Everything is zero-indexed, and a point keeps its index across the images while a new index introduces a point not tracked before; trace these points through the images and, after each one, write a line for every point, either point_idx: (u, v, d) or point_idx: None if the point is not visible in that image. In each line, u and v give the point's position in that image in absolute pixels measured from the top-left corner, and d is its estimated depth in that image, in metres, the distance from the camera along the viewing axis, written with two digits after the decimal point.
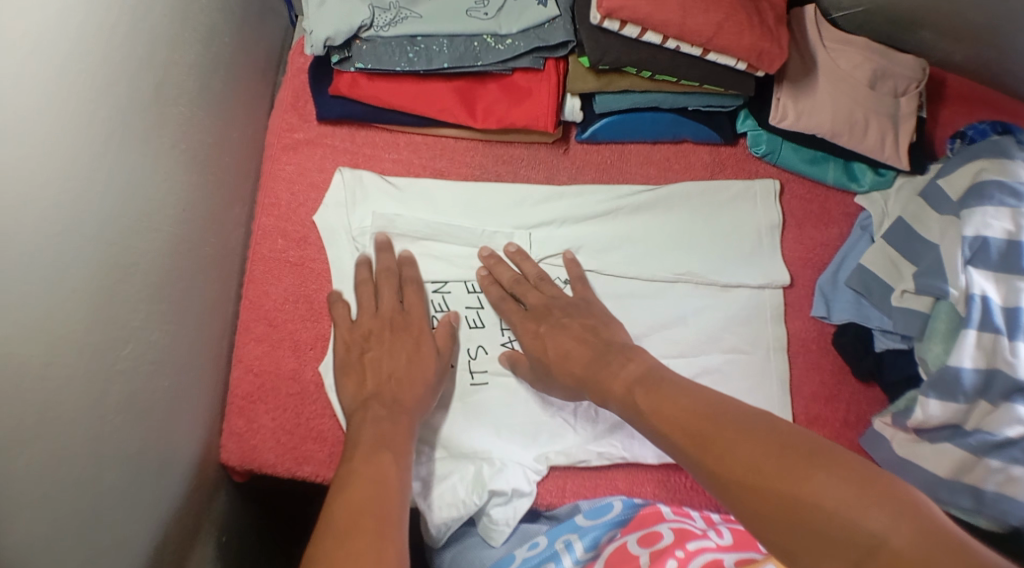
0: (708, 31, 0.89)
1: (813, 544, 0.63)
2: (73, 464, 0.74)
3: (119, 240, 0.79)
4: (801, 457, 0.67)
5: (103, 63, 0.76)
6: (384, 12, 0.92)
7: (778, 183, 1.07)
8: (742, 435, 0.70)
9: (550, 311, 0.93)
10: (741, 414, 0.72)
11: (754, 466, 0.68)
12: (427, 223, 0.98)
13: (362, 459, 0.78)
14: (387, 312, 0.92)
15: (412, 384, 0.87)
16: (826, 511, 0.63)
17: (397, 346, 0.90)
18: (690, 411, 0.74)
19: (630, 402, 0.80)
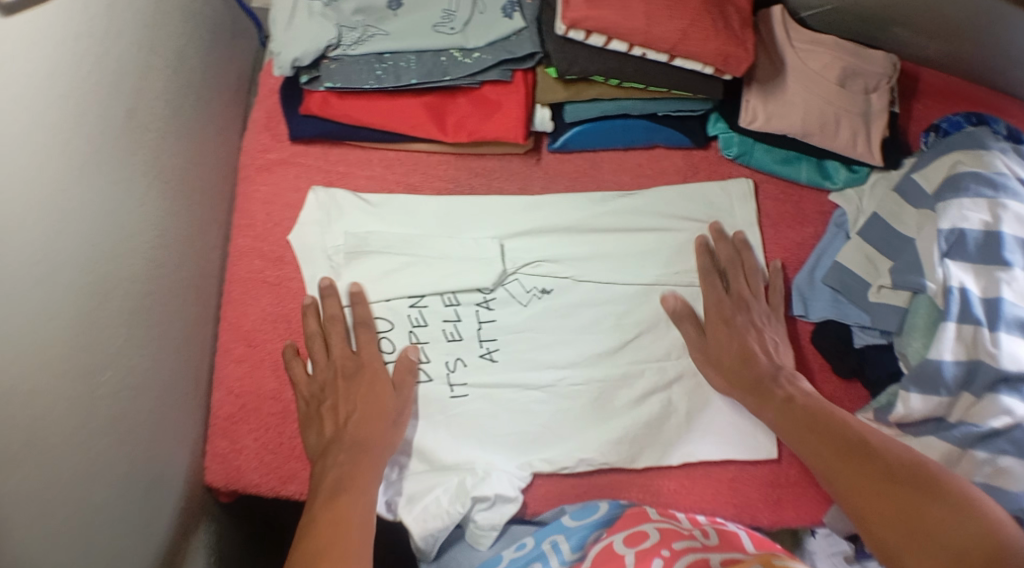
0: (673, 37, 0.90)
1: (915, 544, 0.76)
2: (55, 493, 0.74)
3: (96, 267, 0.80)
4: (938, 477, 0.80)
5: (74, 95, 0.77)
6: (350, 31, 0.93)
7: (752, 182, 1.07)
8: (889, 452, 0.83)
9: (732, 319, 0.99)
10: (881, 438, 0.85)
11: (890, 478, 0.81)
12: (400, 239, 0.99)
13: (322, 505, 0.82)
14: (337, 362, 0.94)
15: (372, 423, 0.90)
16: (947, 516, 0.76)
17: (352, 390, 0.92)
18: (838, 430, 0.87)
19: (789, 414, 0.91)
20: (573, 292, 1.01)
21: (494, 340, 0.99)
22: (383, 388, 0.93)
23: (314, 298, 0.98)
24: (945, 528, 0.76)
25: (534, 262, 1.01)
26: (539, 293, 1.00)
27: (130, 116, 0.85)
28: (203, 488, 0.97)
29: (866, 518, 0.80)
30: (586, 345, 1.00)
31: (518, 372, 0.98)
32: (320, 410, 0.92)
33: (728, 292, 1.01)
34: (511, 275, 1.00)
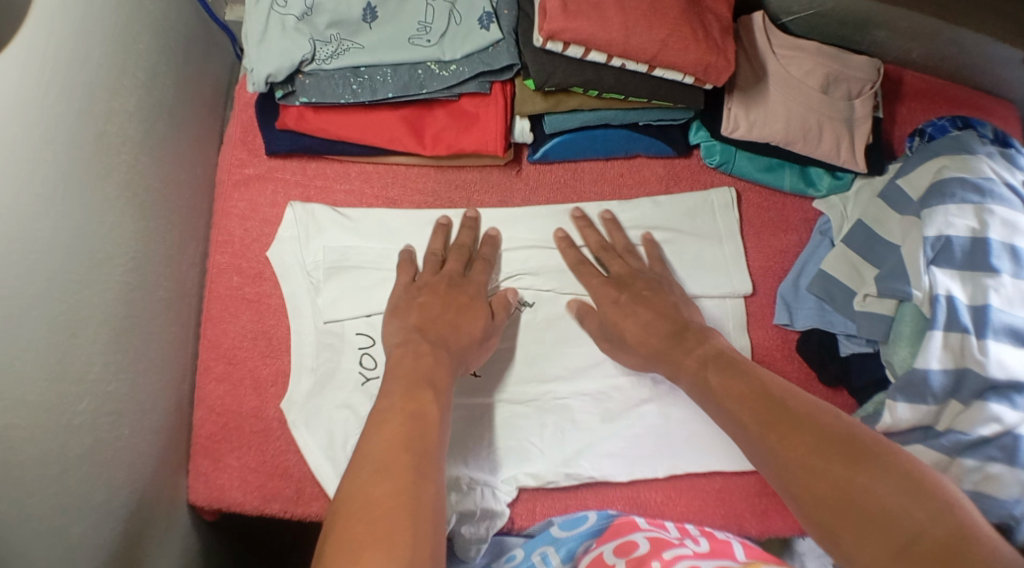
0: (652, 48, 0.89)
1: (852, 524, 0.72)
2: (30, 524, 0.73)
3: (68, 294, 0.78)
4: (870, 451, 0.75)
5: (41, 121, 0.76)
6: (324, 45, 0.91)
7: (734, 191, 1.06)
8: (816, 424, 0.78)
9: (632, 281, 0.97)
10: (805, 408, 0.80)
11: (820, 454, 0.75)
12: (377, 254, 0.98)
13: (405, 396, 0.81)
14: (450, 273, 0.95)
15: (461, 338, 0.90)
16: (889, 495, 0.71)
17: (449, 298, 0.92)
18: (755, 399, 0.82)
19: (702, 379, 0.88)
20: (555, 304, 1.00)
21: None
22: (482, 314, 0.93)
23: (295, 315, 0.97)
24: (888, 509, 0.71)
25: (514, 275, 0.99)
26: (521, 306, 0.99)
27: (99, 139, 0.83)
28: (187, 508, 0.96)
29: (800, 495, 0.75)
30: (573, 357, 0.99)
31: (508, 386, 0.97)
32: (422, 308, 0.91)
33: (609, 276, 0.98)
34: (495, 287, 0.98)
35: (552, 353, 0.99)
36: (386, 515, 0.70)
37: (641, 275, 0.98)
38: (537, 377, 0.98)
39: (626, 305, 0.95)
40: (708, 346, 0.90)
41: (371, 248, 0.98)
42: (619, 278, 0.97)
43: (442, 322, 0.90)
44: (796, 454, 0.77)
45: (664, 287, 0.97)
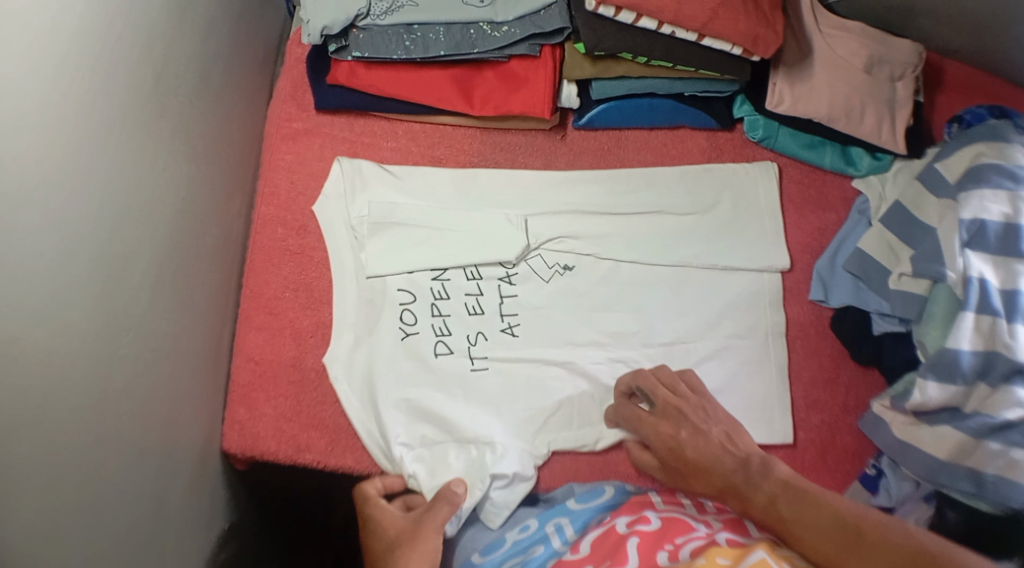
0: (703, 16, 0.90)
1: None
2: (75, 449, 0.74)
3: (120, 228, 0.80)
4: (866, 535, 0.76)
5: (103, 55, 0.77)
6: (380, 1, 0.93)
7: (776, 166, 1.07)
8: (794, 505, 0.81)
9: (682, 402, 0.93)
10: (793, 497, 0.82)
11: (826, 539, 0.77)
12: (424, 212, 0.99)
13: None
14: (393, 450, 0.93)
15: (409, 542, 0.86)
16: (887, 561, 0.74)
17: (391, 533, 0.88)
18: (744, 473, 0.86)
19: (772, 510, 0.82)
20: (592, 269, 1.01)
21: (515, 316, 0.99)
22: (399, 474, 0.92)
23: (337, 270, 0.99)
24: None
25: (556, 238, 1.01)
26: (561, 270, 1.01)
27: (156, 81, 0.85)
28: (219, 456, 0.97)
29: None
30: (609, 324, 1.00)
31: (545, 349, 0.98)
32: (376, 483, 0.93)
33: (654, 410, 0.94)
34: (535, 249, 1.00)
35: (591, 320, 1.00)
36: None
37: (684, 409, 0.92)
38: (572, 342, 0.99)
39: (696, 474, 0.89)
40: (733, 460, 0.87)
41: (419, 206, 1.00)
42: (664, 409, 0.93)
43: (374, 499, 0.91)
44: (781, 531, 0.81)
45: (695, 428, 0.90)
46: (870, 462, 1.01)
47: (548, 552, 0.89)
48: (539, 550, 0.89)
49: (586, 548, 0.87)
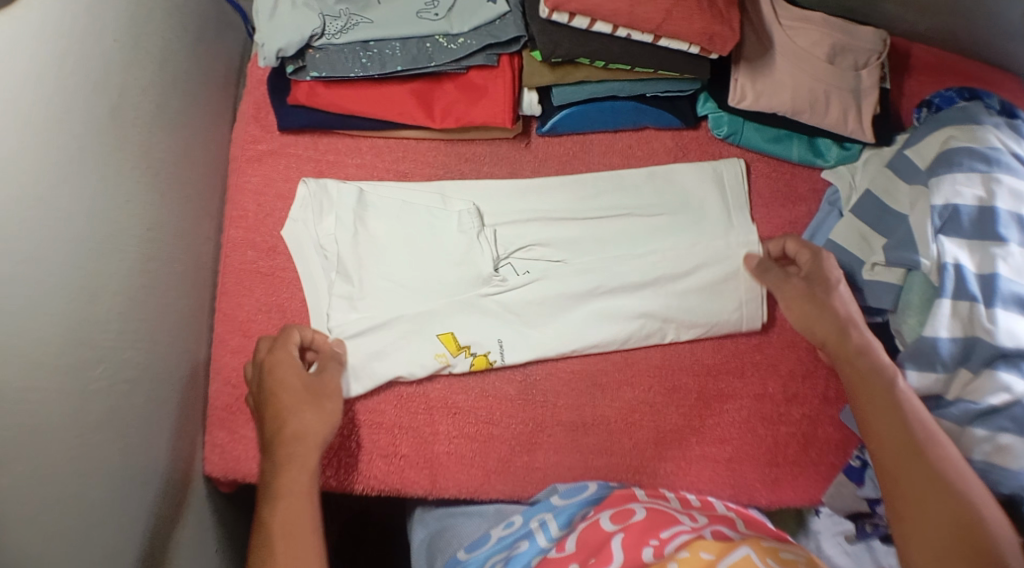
0: (657, 17, 0.89)
1: (924, 485, 0.79)
2: (56, 483, 0.75)
3: (85, 260, 0.80)
4: (927, 460, 0.80)
5: (56, 91, 0.77)
6: (334, 20, 0.93)
7: (744, 163, 1.06)
8: (890, 419, 0.84)
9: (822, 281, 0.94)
10: (887, 409, 0.84)
11: (893, 452, 0.82)
12: (388, 234, 0.97)
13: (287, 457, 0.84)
14: (303, 390, 0.88)
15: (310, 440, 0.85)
16: (926, 496, 0.78)
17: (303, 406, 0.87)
18: (860, 360, 0.88)
19: (857, 391, 0.87)
20: (559, 277, 0.99)
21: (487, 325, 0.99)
22: (309, 419, 0.86)
23: (308, 282, 0.98)
24: (921, 515, 0.78)
25: (525, 247, 1.00)
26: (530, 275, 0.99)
27: (114, 112, 0.85)
28: (203, 479, 0.97)
29: (885, 478, 0.81)
30: (584, 328, 0.98)
31: (521, 354, 0.97)
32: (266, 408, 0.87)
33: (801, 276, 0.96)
34: (503, 259, 0.99)
35: (563, 326, 0.98)
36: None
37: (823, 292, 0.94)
38: (541, 346, 0.98)
39: (817, 304, 0.93)
40: (857, 338, 0.90)
41: (386, 226, 0.97)
42: (812, 276, 0.96)
43: (282, 439, 0.85)
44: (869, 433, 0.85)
45: (834, 292, 0.93)
46: (854, 453, 1.00)
47: (533, 548, 0.89)
48: (524, 545, 0.90)
49: (571, 546, 0.87)
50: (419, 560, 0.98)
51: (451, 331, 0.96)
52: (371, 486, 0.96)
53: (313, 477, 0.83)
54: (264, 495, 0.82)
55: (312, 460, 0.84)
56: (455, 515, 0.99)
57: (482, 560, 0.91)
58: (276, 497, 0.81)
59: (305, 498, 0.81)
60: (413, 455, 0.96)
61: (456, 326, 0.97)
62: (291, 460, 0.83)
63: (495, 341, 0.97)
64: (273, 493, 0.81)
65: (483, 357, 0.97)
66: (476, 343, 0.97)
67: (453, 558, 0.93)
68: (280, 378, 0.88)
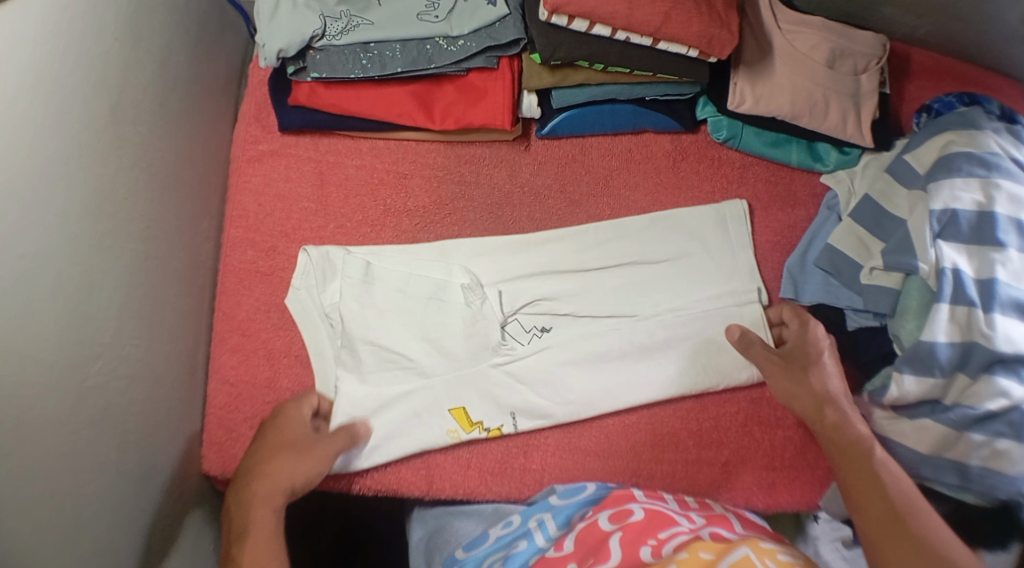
0: (656, 20, 0.90)
1: (902, 549, 0.79)
2: (51, 478, 0.76)
3: (83, 257, 0.81)
4: (909, 526, 0.81)
5: (56, 90, 0.78)
6: (335, 21, 0.94)
7: (747, 203, 1.06)
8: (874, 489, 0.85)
9: (804, 356, 0.97)
10: (866, 480, 0.86)
11: (874, 519, 0.83)
12: (398, 302, 0.97)
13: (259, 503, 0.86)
14: (294, 439, 0.91)
15: (277, 485, 0.87)
16: (907, 558, 0.78)
17: (283, 456, 0.89)
18: (841, 435, 0.90)
19: (839, 464, 0.89)
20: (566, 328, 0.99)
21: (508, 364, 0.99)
22: (289, 461, 0.89)
23: (308, 328, 0.98)
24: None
25: (532, 302, 1.00)
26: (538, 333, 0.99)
27: (113, 111, 0.86)
28: (200, 479, 0.98)
29: (869, 547, 0.81)
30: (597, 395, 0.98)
31: (530, 421, 0.97)
32: (263, 436, 0.91)
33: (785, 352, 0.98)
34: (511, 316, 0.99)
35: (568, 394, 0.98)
36: None
37: (805, 362, 0.96)
38: (550, 416, 0.97)
39: (799, 377, 0.96)
40: (833, 413, 0.92)
41: (395, 298, 0.97)
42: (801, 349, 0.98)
43: (256, 476, 0.88)
44: (855, 505, 0.85)
45: (822, 366, 0.95)
46: None
47: (531, 548, 0.90)
48: (521, 545, 0.91)
49: (570, 545, 0.88)
50: (418, 560, 0.98)
51: (463, 407, 0.96)
52: (367, 487, 0.96)
53: (281, 498, 0.87)
54: (234, 501, 0.87)
55: (276, 501, 0.86)
56: (452, 514, 0.99)
57: (480, 560, 0.92)
58: (245, 509, 0.86)
59: (268, 528, 0.85)
60: (410, 455, 0.97)
61: (468, 401, 0.97)
62: (263, 478, 0.88)
63: (508, 412, 0.97)
64: (241, 500, 0.87)
65: (497, 429, 0.97)
66: (488, 418, 0.97)
67: (450, 558, 0.94)
68: (280, 430, 0.92)
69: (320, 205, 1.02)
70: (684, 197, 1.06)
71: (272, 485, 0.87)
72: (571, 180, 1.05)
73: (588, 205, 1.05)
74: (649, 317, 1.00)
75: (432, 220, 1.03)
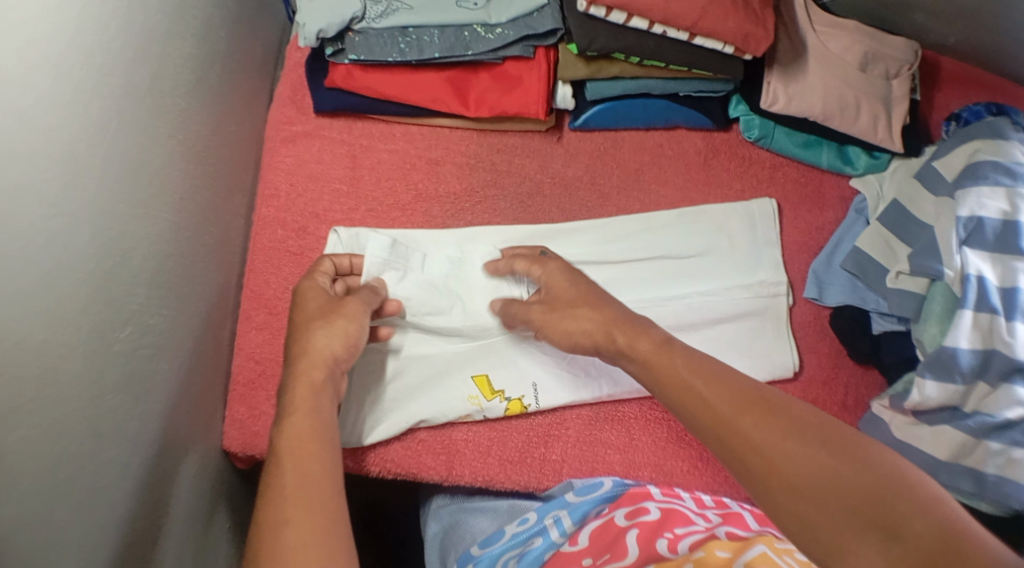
0: (693, 15, 0.91)
1: (791, 498, 0.67)
2: (76, 442, 0.76)
3: (119, 223, 0.81)
4: (780, 483, 0.67)
5: (99, 52, 0.78)
6: (375, 4, 0.95)
7: (776, 202, 1.06)
8: (754, 428, 0.70)
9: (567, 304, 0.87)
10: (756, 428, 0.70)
11: (756, 475, 0.69)
12: (424, 284, 0.97)
13: (302, 381, 0.82)
14: (320, 308, 0.87)
15: (319, 359, 0.83)
16: (809, 498, 0.66)
17: (324, 325, 0.85)
18: (707, 397, 0.73)
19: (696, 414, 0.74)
20: None
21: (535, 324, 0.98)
22: (326, 334, 0.85)
23: None
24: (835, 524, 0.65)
25: None
26: None
27: (153, 81, 0.86)
28: (218, 453, 0.98)
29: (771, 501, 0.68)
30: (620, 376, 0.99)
31: (555, 396, 0.98)
32: (293, 330, 0.86)
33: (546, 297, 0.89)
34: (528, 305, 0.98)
35: (588, 369, 0.99)
36: (302, 485, 0.73)
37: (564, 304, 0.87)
38: (576, 390, 0.98)
39: (569, 317, 0.86)
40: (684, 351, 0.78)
41: (419, 277, 0.97)
42: (554, 297, 0.88)
43: (302, 350, 0.84)
44: (752, 474, 0.69)
45: (586, 282, 0.88)
46: None
47: (546, 544, 0.91)
48: (537, 542, 0.91)
49: (585, 540, 0.89)
50: (432, 556, 0.98)
51: (485, 374, 0.97)
52: (387, 470, 0.96)
53: (331, 398, 0.82)
54: (278, 411, 0.80)
55: (319, 375, 0.82)
56: (467, 511, 0.99)
57: (494, 557, 0.92)
58: (286, 413, 0.79)
59: (314, 402, 0.80)
60: (431, 440, 0.97)
61: (491, 368, 0.98)
62: (303, 376, 0.82)
63: (530, 384, 0.98)
64: (288, 377, 0.82)
65: (517, 401, 0.97)
66: (510, 388, 0.97)
67: (465, 553, 0.93)
68: (301, 305, 0.88)
69: (352, 187, 1.02)
70: (713, 195, 1.06)
71: (307, 359, 0.83)
72: (602, 173, 1.06)
73: (618, 199, 1.05)
74: (678, 299, 1.00)
75: (462, 207, 1.03)
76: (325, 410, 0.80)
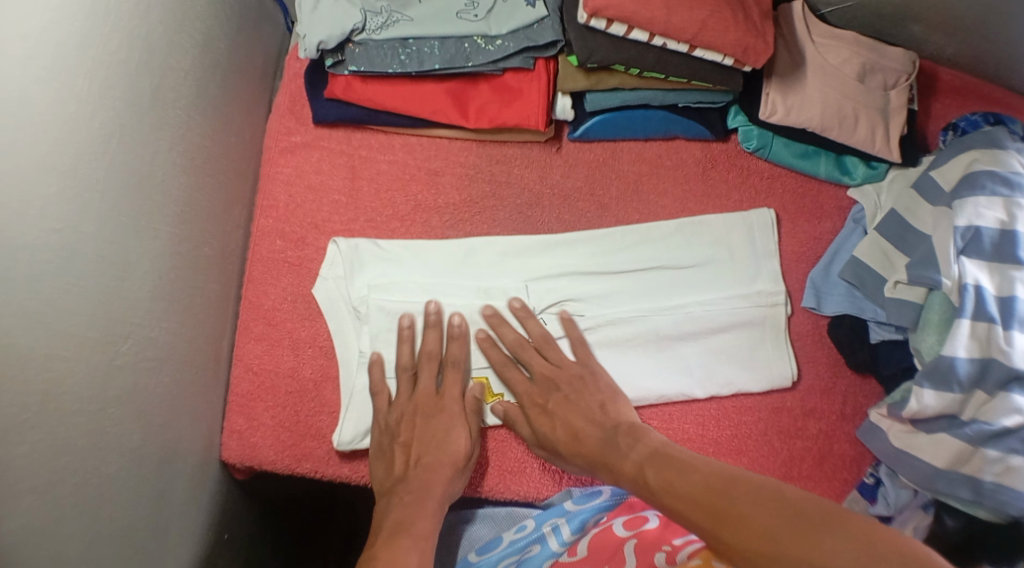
0: (693, 27, 0.91)
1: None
2: (77, 456, 0.75)
3: (121, 236, 0.81)
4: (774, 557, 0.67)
5: (101, 64, 0.78)
6: (375, 16, 0.95)
7: (774, 213, 1.06)
8: (740, 514, 0.71)
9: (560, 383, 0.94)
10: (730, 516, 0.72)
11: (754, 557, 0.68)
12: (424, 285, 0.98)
13: (417, 477, 0.89)
14: (449, 406, 0.94)
15: (446, 460, 0.91)
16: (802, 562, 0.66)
17: (439, 428, 0.92)
18: (687, 493, 0.76)
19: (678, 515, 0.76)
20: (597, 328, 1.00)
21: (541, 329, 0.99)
22: (461, 438, 0.92)
23: (331, 317, 0.98)
24: None
25: (558, 302, 1.00)
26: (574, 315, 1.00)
27: (154, 93, 0.86)
28: (218, 464, 0.98)
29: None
30: None
31: None
32: (422, 423, 0.93)
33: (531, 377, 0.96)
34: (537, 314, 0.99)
35: None
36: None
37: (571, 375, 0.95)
38: None
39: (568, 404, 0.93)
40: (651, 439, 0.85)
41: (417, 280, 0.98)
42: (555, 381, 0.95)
43: (437, 451, 0.91)
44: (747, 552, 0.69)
45: (593, 370, 0.96)
46: (869, 470, 1.01)
47: (545, 552, 0.92)
48: (535, 549, 0.93)
49: (582, 551, 0.91)
50: None
51: (486, 377, 0.97)
52: None
53: (446, 493, 0.89)
54: (394, 496, 0.89)
55: (450, 475, 0.90)
56: (465, 516, 0.99)
57: (494, 562, 0.94)
58: (401, 502, 0.88)
59: (433, 501, 0.88)
60: None
61: (491, 372, 0.97)
62: (431, 477, 0.89)
63: None
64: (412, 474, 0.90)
65: None
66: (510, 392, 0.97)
67: (464, 559, 0.95)
68: (417, 397, 0.94)
69: (351, 198, 1.02)
70: (713, 205, 1.07)
71: (438, 461, 0.90)
72: (602, 184, 1.06)
73: (618, 209, 1.05)
74: (677, 308, 1.00)
75: (461, 217, 1.03)
76: (434, 505, 0.88)
